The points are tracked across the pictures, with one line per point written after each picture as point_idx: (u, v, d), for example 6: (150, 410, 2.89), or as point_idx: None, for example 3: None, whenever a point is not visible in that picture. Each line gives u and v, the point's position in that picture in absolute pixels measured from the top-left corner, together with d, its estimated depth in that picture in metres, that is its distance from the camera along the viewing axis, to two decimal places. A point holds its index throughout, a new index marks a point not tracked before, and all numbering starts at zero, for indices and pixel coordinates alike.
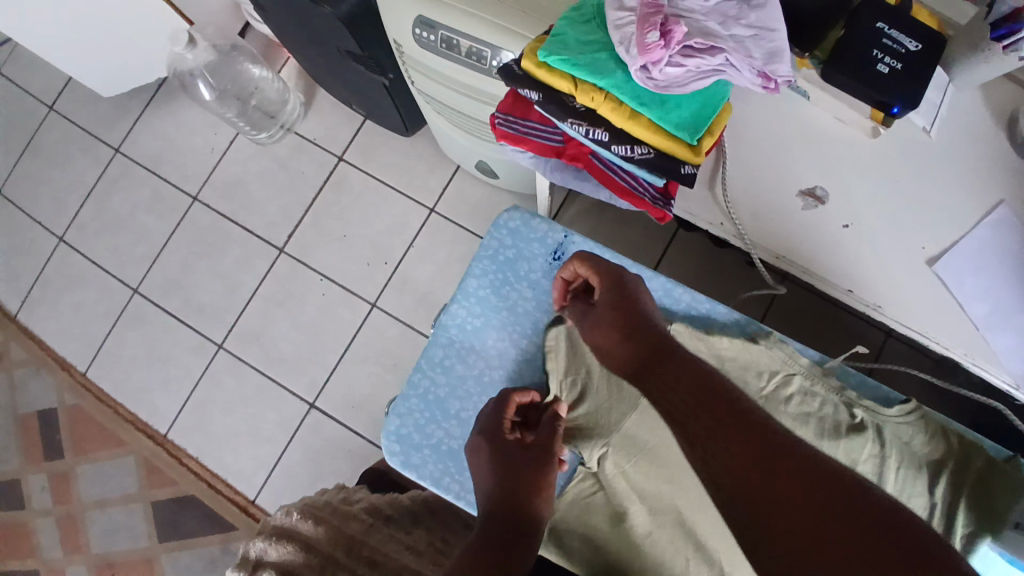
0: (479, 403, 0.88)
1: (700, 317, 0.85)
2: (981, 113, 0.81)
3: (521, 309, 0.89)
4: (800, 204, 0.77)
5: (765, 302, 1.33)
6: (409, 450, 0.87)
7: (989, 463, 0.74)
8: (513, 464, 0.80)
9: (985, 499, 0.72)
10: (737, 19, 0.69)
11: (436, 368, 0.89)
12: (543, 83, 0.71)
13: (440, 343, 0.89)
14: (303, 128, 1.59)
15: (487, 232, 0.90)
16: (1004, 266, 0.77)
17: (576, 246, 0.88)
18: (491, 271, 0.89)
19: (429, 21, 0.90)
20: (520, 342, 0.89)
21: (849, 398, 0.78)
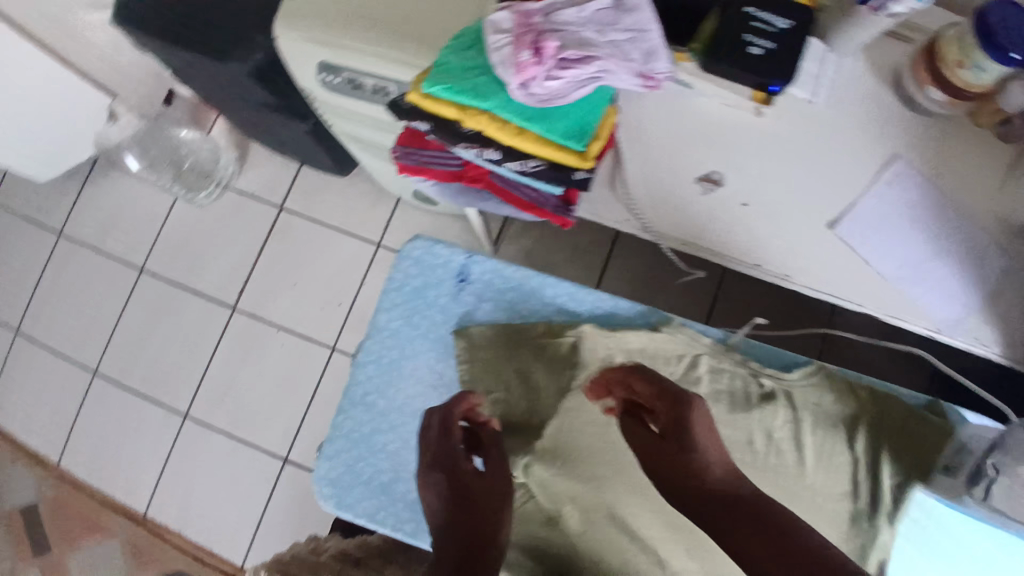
0: (406, 434, 0.88)
1: (606, 315, 0.86)
2: (868, 79, 0.83)
3: (434, 336, 0.89)
4: (699, 189, 0.80)
5: (713, 287, 1.38)
6: (342, 491, 0.87)
7: (903, 410, 0.77)
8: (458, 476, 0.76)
9: (905, 446, 0.75)
10: (613, 25, 0.74)
11: (358, 406, 0.88)
12: (431, 113, 0.72)
13: (359, 381, 0.89)
14: (240, 183, 1.59)
15: (393, 265, 0.90)
16: (905, 218, 0.81)
17: (479, 265, 0.88)
18: (399, 303, 0.89)
19: (331, 65, 0.93)
20: (438, 367, 0.88)
21: (754, 369, 0.80)
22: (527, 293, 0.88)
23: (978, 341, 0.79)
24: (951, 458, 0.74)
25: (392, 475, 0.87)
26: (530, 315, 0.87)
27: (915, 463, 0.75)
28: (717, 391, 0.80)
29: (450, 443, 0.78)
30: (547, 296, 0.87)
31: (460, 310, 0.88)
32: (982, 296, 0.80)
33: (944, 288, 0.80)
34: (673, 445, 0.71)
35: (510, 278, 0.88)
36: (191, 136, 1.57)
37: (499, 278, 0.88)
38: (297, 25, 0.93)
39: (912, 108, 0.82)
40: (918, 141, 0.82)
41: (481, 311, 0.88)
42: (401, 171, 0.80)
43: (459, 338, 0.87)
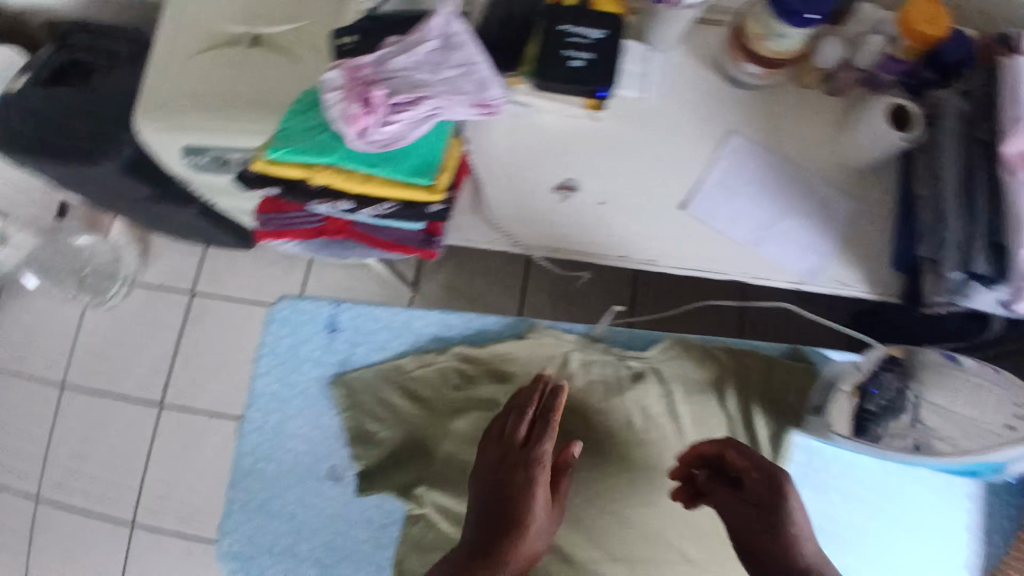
0: (297, 488, 0.99)
1: (462, 336, 0.96)
2: (694, 67, 0.88)
3: (314, 388, 1.00)
4: (558, 197, 0.85)
5: (632, 283, 1.41)
6: (247, 562, 0.97)
7: (760, 363, 0.90)
8: (521, 501, 0.76)
9: (770, 396, 0.88)
10: (444, 62, 0.77)
11: (251, 470, 1.00)
12: (279, 175, 0.74)
13: (250, 443, 1.01)
14: (148, 278, 1.58)
15: (264, 331, 1.02)
16: (751, 185, 0.86)
17: (344, 315, 0.99)
18: (272, 365, 1.01)
19: (194, 147, 0.96)
20: (318, 417, 1.00)
21: (621, 354, 0.92)
22: (398, 331, 0.98)
23: (845, 283, 0.84)
24: (819, 398, 0.84)
25: (294, 535, 0.97)
26: (407, 349, 0.97)
27: (779, 409, 0.88)
28: (592, 380, 0.90)
29: (524, 459, 0.78)
30: (417, 329, 0.97)
31: (330, 359, 0.99)
32: (836, 242, 0.85)
33: (799, 243, 0.85)
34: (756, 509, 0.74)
35: (378, 321, 0.98)
36: (90, 241, 1.56)
37: (361, 324, 0.98)
38: (153, 116, 0.95)
39: (738, 85, 0.88)
40: (749, 114, 0.87)
41: (348, 357, 0.98)
42: (262, 236, 0.81)
43: (336, 386, 0.97)
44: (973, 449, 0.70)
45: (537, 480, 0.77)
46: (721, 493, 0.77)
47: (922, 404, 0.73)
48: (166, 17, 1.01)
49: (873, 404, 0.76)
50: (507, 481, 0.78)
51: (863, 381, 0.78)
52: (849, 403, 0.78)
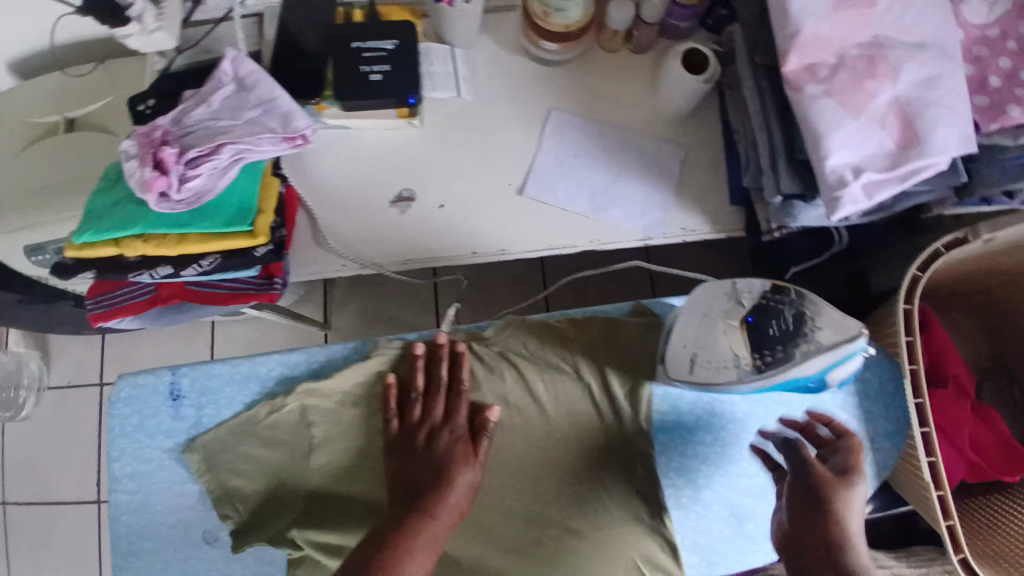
0: (178, 571, 0.72)
1: (319, 368, 0.76)
2: (500, 57, 0.90)
3: (171, 462, 0.73)
4: (396, 211, 0.85)
5: (538, 270, 1.42)
6: None
7: (621, 326, 0.78)
8: (445, 478, 0.68)
9: (638, 356, 0.76)
10: (243, 105, 0.77)
11: (126, 561, 0.72)
12: (93, 257, 0.73)
13: (119, 534, 0.72)
14: (54, 379, 1.53)
15: (107, 414, 0.74)
16: (581, 157, 0.87)
17: (188, 376, 0.75)
18: (125, 447, 0.73)
19: (34, 244, 0.92)
20: (185, 490, 0.73)
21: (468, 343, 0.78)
22: (244, 380, 0.75)
23: (689, 229, 0.86)
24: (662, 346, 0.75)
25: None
26: (254, 399, 0.75)
27: (646, 367, 0.76)
28: None
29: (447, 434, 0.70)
30: (263, 374, 0.75)
31: (185, 430, 0.73)
32: (672, 192, 0.87)
33: (639, 200, 0.86)
34: (817, 494, 0.66)
35: (219, 374, 0.75)
36: None
37: (217, 377, 0.75)
38: None
39: (546, 63, 0.90)
40: (562, 91, 0.89)
41: (207, 420, 0.74)
42: (96, 321, 0.79)
43: (192, 455, 0.72)
44: (827, 348, 0.65)
45: (460, 460, 0.69)
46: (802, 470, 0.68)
47: (813, 321, 0.67)
48: None
49: (763, 336, 0.67)
50: (423, 464, 0.69)
51: (744, 313, 0.69)
52: (738, 342, 0.68)
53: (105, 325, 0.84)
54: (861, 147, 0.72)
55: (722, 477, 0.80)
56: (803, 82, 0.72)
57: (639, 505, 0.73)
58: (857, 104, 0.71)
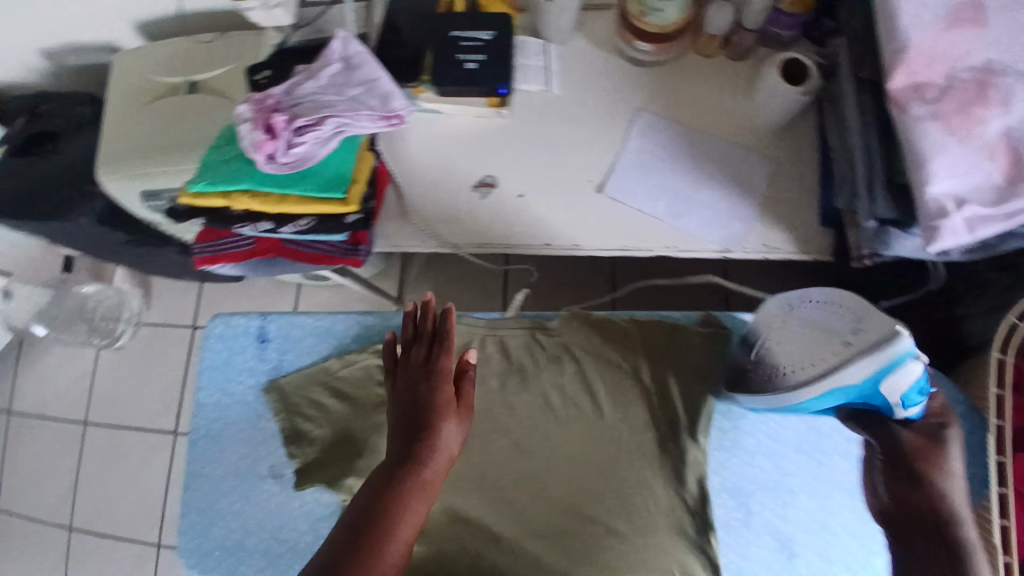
0: (246, 489, 0.77)
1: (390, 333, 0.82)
2: (595, 54, 0.91)
3: (251, 396, 0.80)
4: (478, 195, 0.88)
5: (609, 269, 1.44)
6: (204, 560, 0.75)
7: (688, 331, 0.77)
8: (430, 423, 0.65)
9: (702, 365, 0.75)
10: (348, 84, 0.83)
11: (198, 478, 0.78)
12: (205, 207, 0.81)
13: (196, 454, 0.79)
14: (151, 317, 1.68)
15: (201, 349, 0.82)
16: (665, 161, 0.87)
17: (276, 322, 0.82)
18: (211, 380, 0.80)
19: (152, 192, 1.04)
20: (259, 423, 0.79)
21: (533, 328, 0.80)
22: (327, 333, 0.81)
23: (771, 246, 0.85)
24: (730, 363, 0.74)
25: (244, 531, 0.75)
26: (332, 352, 0.80)
27: (710, 375, 0.74)
28: (507, 363, 0.78)
29: (434, 379, 0.68)
30: (343, 331, 0.81)
31: (269, 370, 0.80)
32: (756, 206, 0.86)
33: (721, 210, 0.86)
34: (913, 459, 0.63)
35: (303, 325, 0.81)
36: (94, 289, 1.63)
37: (300, 328, 0.81)
38: (110, 167, 1.04)
39: (637, 62, 0.90)
40: (653, 92, 0.90)
41: (289, 364, 0.80)
42: (201, 264, 0.87)
43: (270, 395, 0.78)
44: (869, 349, 0.59)
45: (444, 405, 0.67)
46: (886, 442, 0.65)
47: (862, 320, 0.61)
48: (113, 81, 1.10)
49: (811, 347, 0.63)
50: (407, 412, 0.67)
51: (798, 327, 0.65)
52: (786, 354, 0.65)
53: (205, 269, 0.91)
54: (965, 177, 0.68)
55: (778, 506, 0.78)
56: (909, 103, 0.70)
57: (686, 518, 0.68)
58: (965, 131, 0.68)
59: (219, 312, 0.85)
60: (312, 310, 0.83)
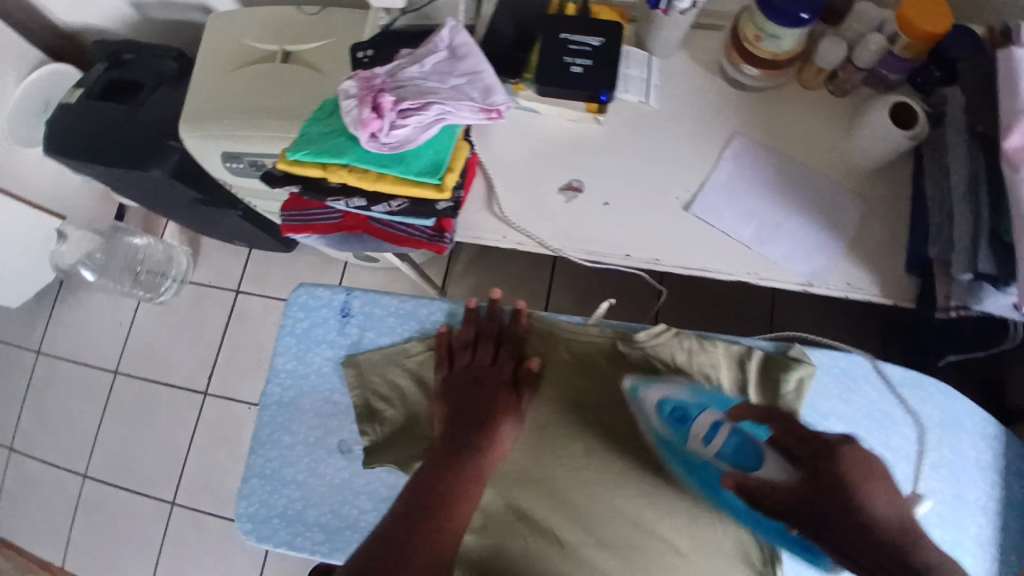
0: (310, 463, 0.82)
1: None
2: (695, 74, 0.92)
3: (327, 369, 0.84)
4: (563, 198, 0.88)
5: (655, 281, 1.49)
6: (261, 524, 0.81)
7: (763, 359, 0.78)
8: (498, 413, 0.73)
9: (773, 393, 0.76)
10: (451, 73, 0.83)
11: (265, 444, 0.83)
12: (300, 175, 0.82)
13: (265, 420, 0.84)
14: (196, 277, 1.71)
15: (282, 315, 0.87)
16: (754, 188, 0.87)
17: (359, 299, 0.85)
18: (289, 348, 0.84)
19: (233, 153, 1.05)
20: (332, 398, 0.83)
21: (614, 336, 0.81)
22: (405, 316, 0.84)
23: (854, 285, 0.85)
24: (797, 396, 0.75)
25: (305, 502, 0.81)
26: (409, 334, 0.84)
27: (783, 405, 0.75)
28: (589, 368, 0.80)
29: (499, 378, 0.77)
30: (421, 314, 0.84)
31: (347, 346, 0.84)
32: (841, 245, 0.86)
33: (806, 244, 0.86)
34: (833, 488, 0.59)
35: (386, 305, 0.85)
36: (145, 242, 1.70)
37: (381, 308, 0.85)
38: (192, 125, 1.05)
39: (739, 86, 0.91)
40: (749, 119, 0.90)
41: (367, 342, 0.84)
42: (287, 232, 0.89)
43: (346, 368, 0.82)
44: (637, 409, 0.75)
45: (509, 400, 0.75)
46: (791, 487, 0.60)
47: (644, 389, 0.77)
48: (205, 41, 1.12)
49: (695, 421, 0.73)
50: (473, 403, 0.74)
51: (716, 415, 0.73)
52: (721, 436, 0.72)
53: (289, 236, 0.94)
54: None
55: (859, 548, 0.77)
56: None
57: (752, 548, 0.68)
58: None
59: (304, 282, 0.90)
60: (396, 292, 0.86)
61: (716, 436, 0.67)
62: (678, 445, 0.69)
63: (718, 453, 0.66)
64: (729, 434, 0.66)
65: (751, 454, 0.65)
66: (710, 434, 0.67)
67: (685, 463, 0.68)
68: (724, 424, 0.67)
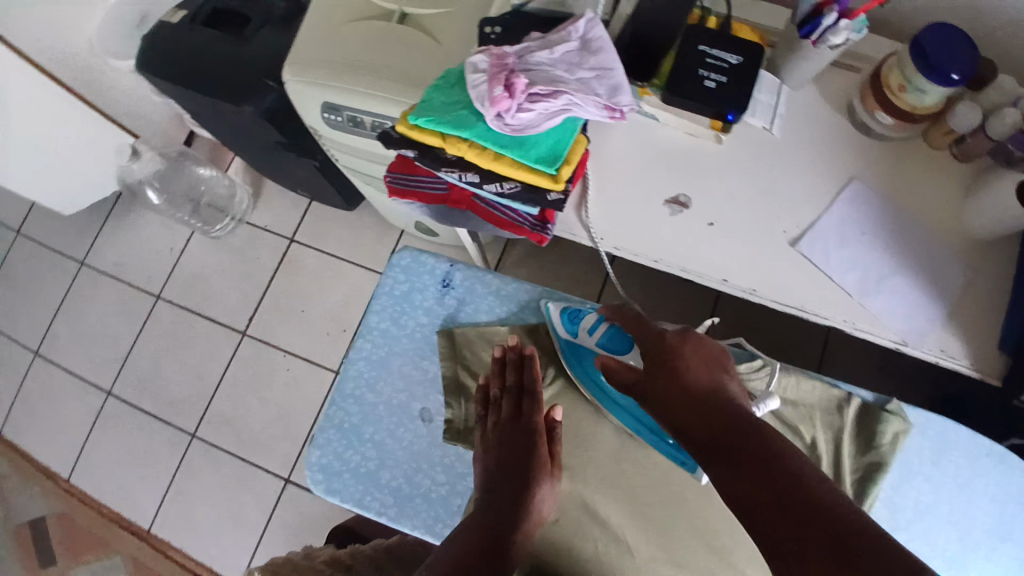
0: (391, 425, 0.87)
1: None
2: (823, 111, 0.91)
3: (419, 337, 0.89)
4: (668, 211, 0.87)
5: (711, 298, 1.48)
6: (332, 477, 0.87)
7: (862, 408, 0.78)
8: (530, 487, 0.73)
9: (866, 444, 0.76)
10: (581, 64, 0.82)
11: (349, 399, 0.89)
12: (417, 141, 0.82)
13: (350, 374, 0.89)
14: (254, 218, 1.72)
15: (383, 271, 0.92)
16: (866, 235, 0.87)
17: (461, 272, 0.90)
18: (387, 308, 0.90)
19: (334, 105, 1.04)
20: (422, 365, 0.89)
21: None
22: (506, 299, 0.89)
23: (947, 352, 0.84)
24: (889, 446, 0.76)
25: (378, 464, 0.87)
26: (506, 316, 0.88)
27: (875, 456, 0.76)
28: None
29: (528, 441, 0.75)
30: (523, 301, 0.89)
31: (443, 315, 0.89)
32: (943, 309, 0.85)
33: (906, 303, 0.85)
34: (663, 364, 0.69)
35: (488, 284, 0.90)
36: (209, 174, 1.68)
37: (482, 285, 0.90)
38: (299, 68, 1.04)
39: (866, 132, 0.90)
40: (869, 167, 0.89)
41: (463, 315, 0.89)
42: (390, 193, 0.91)
43: (441, 336, 0.88)
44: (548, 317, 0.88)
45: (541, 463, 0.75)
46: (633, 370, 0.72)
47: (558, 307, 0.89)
48: None
49: None
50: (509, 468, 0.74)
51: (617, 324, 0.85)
52: None
53: (395, 199, 0.96)
54: None
55: None
56: None
57: None
58: None
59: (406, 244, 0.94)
60: (496, 270, 0.92)
61: (598, 329, 0.81)
62: (572, 340, 0.83)
63: (598, 342, 0.81)
64: (606, 328, 0.81)
65: (620, 341, 0.80)
66: (593, 328, 0.82)
67: (574, 354, 0.82)
68: (604, 320, 0.81)
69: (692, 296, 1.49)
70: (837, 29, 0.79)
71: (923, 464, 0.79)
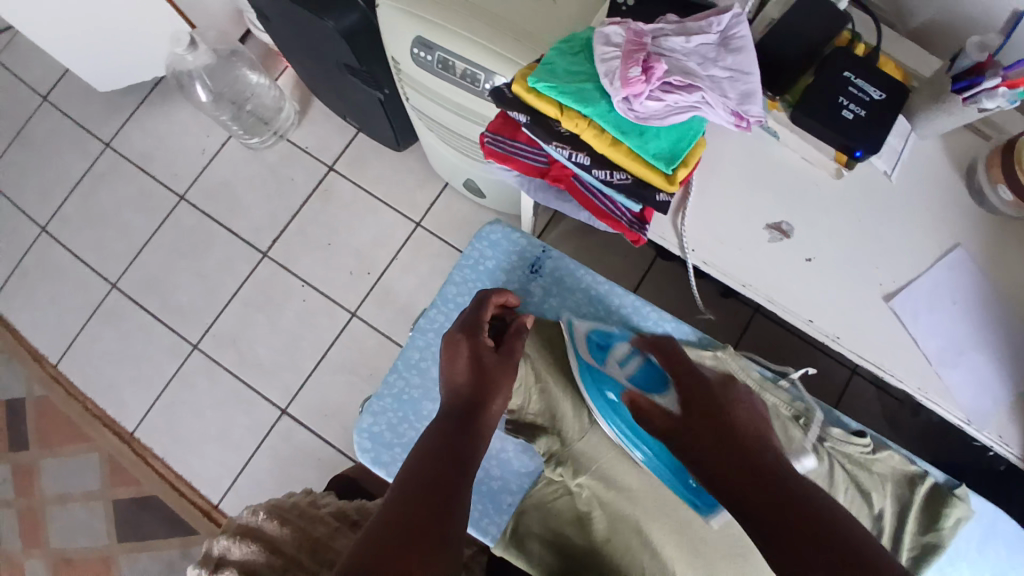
0: None
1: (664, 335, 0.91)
2: (944, 170, 0.86)
3: None
4: (767, 236, 0.82)
5: (744, 320, 1.45)
6: (380, 448, 0.91)
7: (932, 487, 0.81)
8: (483, 395, 0.76)
9: (929, 523, 0.80)
10: (716, 61, 0.73)
11: (412, 369, 0.93)
12: (531, 106, 0.76)
13: (417, 344, 0.94)
14: (295, 137, 1.64)
15: (470, 242, 0.96)
16: (957, 305, 0.83)
17: (553, 261, 0.95)
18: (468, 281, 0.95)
19: (426, 41, 0.93)
20: None
21: (798, 410, 0.84)
22: (593, 298, 0.94)
23: (1004, 440, 0.81)
24: (951, 527, 0.79)
25: None
26: (593, 318, 0.93)
27: (934, 537, 0.79)
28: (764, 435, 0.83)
29: (474, 345, 0.80)
30: (611, 308, 0.93)
31: (528, 298, 0.94)
32: (1014, 397, 0.82)
33: (982, 382, 0.82)
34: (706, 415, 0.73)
35: (578, 280, 0.94)
36: (260, 81, 1.58)
37: (569, 277, 0.94)
38: None
39: (979, 202, 0.85)
40: (980, 237, 0.85)
41: (546, 305, 0.94)
42: (486, 155, 0.86)
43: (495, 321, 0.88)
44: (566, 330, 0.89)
45: (489, 360, 0.79)
46: (666, 414, 0.75)
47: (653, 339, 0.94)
48: None
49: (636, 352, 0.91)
50: (466, 383, 0.77)
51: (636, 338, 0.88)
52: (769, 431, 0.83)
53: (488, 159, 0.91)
54: None
55: None
56: None
57: None
58: None
59: (498, 219, 0.98)
60: (586, 265, 0.96)
61: (629, 364, 0.84)
62: (596, 366, 0.84)
63: (628, 377, 0.83)
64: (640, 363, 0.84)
65: (654, 380, 0.82)
66: (625, 361, 0.85)
67: (593, 378, 0.83)
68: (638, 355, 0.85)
69: (727, 317, 1.46)
70: (994, 95, 0.73)
71: (966, 546, 0.80)
